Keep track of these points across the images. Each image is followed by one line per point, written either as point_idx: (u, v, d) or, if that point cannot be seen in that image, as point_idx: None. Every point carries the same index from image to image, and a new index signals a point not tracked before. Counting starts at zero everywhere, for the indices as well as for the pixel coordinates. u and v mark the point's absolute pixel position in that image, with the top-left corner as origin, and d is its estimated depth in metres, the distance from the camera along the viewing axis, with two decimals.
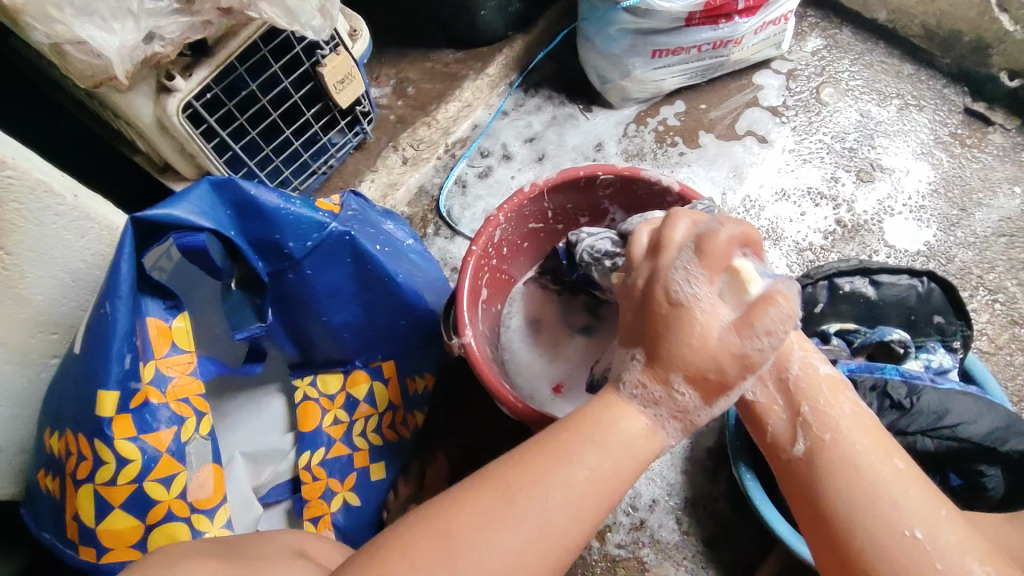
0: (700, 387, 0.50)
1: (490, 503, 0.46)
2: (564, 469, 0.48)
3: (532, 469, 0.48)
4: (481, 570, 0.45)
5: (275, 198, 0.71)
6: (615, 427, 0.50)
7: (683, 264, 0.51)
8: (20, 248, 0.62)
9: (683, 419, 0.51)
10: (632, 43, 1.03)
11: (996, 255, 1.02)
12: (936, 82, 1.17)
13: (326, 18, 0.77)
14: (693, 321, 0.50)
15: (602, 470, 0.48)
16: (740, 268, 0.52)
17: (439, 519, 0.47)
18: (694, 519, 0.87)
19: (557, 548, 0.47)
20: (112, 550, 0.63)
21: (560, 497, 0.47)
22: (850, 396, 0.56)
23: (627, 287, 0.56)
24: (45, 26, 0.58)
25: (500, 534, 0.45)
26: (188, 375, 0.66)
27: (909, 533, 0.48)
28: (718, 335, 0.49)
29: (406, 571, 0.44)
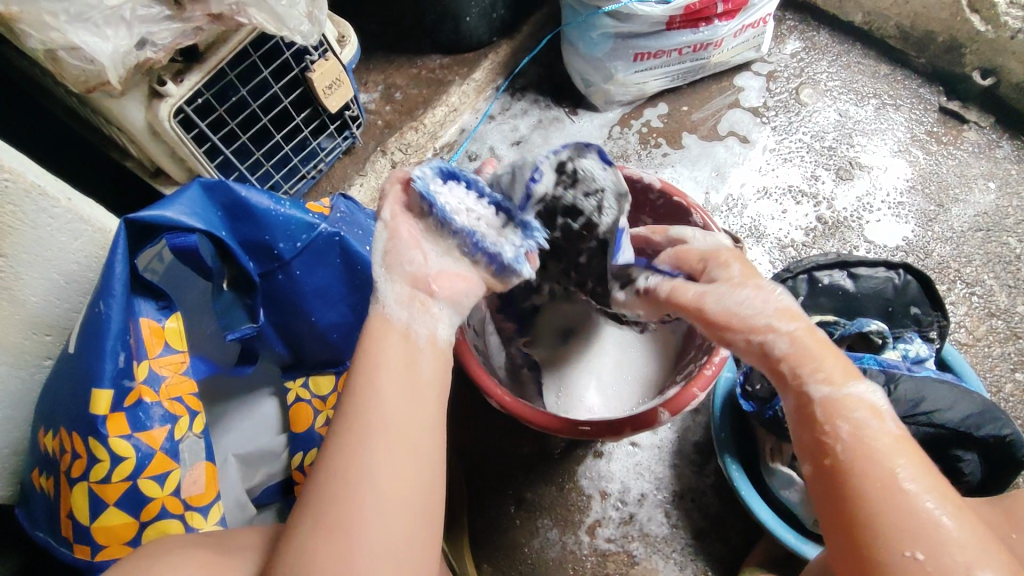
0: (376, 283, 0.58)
1: (346, 445, 0.50)
2: (373, 381, 0.52)
3: (356, 400, 0.52)
4: (373, 488, 0.48)
5: (265, 200, 0.73)
6: (388, 334, 0.55)
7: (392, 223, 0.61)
8: (15, 251, 0.63)
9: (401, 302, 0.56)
10: (614, 47, 1.05)
11: (972, 249, 1.05)
12: (911, 82, 1.20)
13: (315, 23, 0.79)
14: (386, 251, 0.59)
15: (408, 363, 0.54)
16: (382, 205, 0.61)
17: (321, 480, 0.49)
18: (682, 513, 0.89)
19: (420, 438, 0.51)
20: (106, 548, 0.64)
21: (383, 401, 0.51)
22: (873, 408, 0.50)
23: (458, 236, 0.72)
24: (40, 33, 0.60)
25: (380, 445, 0.50)
26: (181, 374, 0.68)
27: (909, 554, 0.44)
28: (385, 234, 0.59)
29: (334, 525, 0.47)
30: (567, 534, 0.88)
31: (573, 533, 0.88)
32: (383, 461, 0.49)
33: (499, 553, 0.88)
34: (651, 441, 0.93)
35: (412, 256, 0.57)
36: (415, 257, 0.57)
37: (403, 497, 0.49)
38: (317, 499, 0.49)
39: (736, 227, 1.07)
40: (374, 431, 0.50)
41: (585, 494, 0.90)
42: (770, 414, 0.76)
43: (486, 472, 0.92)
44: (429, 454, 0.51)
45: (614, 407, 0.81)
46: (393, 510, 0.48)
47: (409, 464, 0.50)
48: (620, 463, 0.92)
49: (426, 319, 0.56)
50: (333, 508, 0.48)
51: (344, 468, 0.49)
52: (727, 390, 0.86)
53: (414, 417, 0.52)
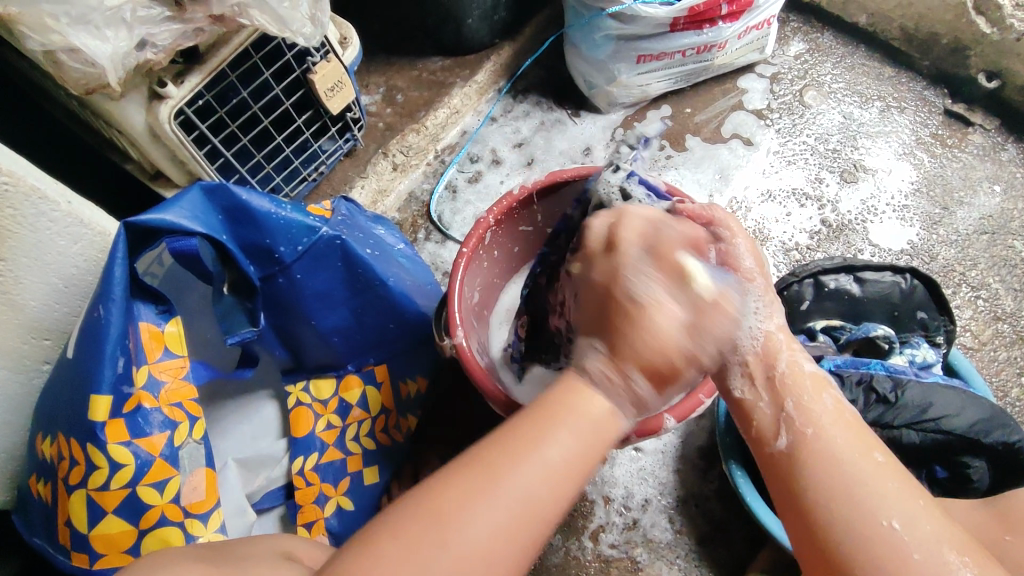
0: (623, 342, 0.52)
1: (476, 486, 0.47)
2: (536, 453, 0.48)
3: (517, 459, 0.48)
4: (467, 543, 0.45)
5: (266, 203, 0.72)
6: (589, 410, 0.51)
7: (641, 266, 0.53)
8: (15, 255, 0.62)
9: (640, 408, 0.52)
10: (618, 49, 1.05)
11: (978, 252, 1.04)
12: (915, 84, 1.19)
13: (319, 25, 0.78)
14: (654, 321, 0.51)
15: (583, 452, 0.50)
16: (689, 268, 0.53)
17: (436, 495, 0.47)
18: (686, 518, 0.88)
19: (541, 522, 0.48)
20: (105, 556, 0.63)
21: (538, 474, 0.48)
22: (832, 393, 0.57)
23: (586, 281, 0.58)
24: (40, 35, 0.60)
25: (498, 511, 0.46)
26: (181, 380, 0.66)
27: (886, 523, 0.49)
28: (673, 328, 0.51)
29: (414, 555, 0.44)
30: (570, 540, 0.87)
31: (576, 539, 0.87)
32: (494, 526, 0.46)
33: None
34: (655, 446, 0.92)
35: (644, 289, 0.52)
36: (645, 285, 0.53)
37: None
38: (413, 522, 0.45)
39: None
40: (506, 489, 0.47)
41: (588, 500, 0.89)
42: None
43: None
44: (535, 537, 0.48)
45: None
46: None
47: (507, 545, 0.46)
48: (623, 468, 0.91)
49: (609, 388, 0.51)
50: (427, 547, 0.44)
51: (461, 503, 0.46)
52: None
53: (546, 503, 0.48)
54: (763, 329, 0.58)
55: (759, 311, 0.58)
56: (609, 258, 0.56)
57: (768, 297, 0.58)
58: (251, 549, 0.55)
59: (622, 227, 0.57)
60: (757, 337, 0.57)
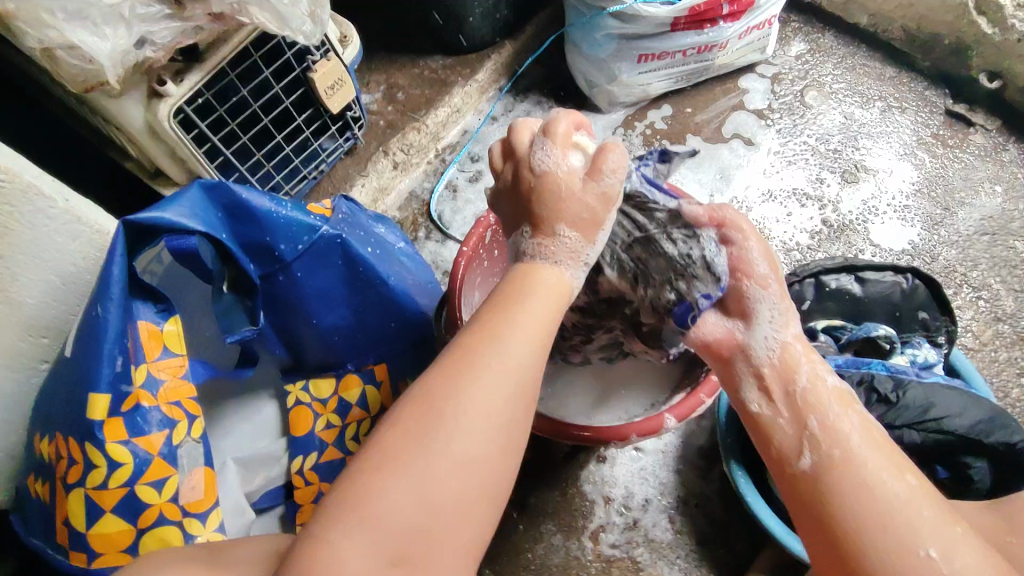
0: (580, 227, 0.58)
1: (457, 363, 0.50)
2: (506, 324, 0.52)
3: (487, 330, 0.52)
4: (463, 417, 0.48)
5: (266, 201, 0.72)
6: (542, 278, 0.56)
7: (538, 146, 0.59)
8: (12, 253, 0.62)
9: (577, 258, 0.58)
10: (619, 48, 1.04)
11: (979, 253, 1.04)
12: (916, 84, 1.19)
13: (318, 23, 0.78)
14: (560, 181, 0.57)
15: (547, 314, 0.54)
16: (580, 142, 0.60)
17: (422, 386, 0.50)
18: (686, 519, 0.88)
19: (529, 389, 0.51)
20: (103, 555, 0.62)
21: (513, 337, 0.51)
22: (858, 410, 0.56)
23: (500, 190, 0.63)
24: (38, 31, 0.59)
25: (486, 381, 0.49)
26: (180, 378, 0.66)
27: (924, 553, 0.48)
28: (577, 185, 0.58)
29: (415, 438, 0.47)
30: (570, 540, 0.87)
31: (576, 539, 0.87)
32: (484, 395, 0.49)
33: (502, 560, 0.86)
34: (655, 446, 0.92)
35: (579, 195, 0.58)
36: (571, 187, 0.57)
37: (481, 446, 0.48)
38: (405, 413, 0.48)
39: None
40: (487, 365, 0.50)
41: (588, 499, 0.89)
42: None
43: None
44: (524, 408, 0.51)
45: (619, 414, 0.80)
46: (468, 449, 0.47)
47: (503, 412, 0.49)
48: (623, 468, 0.91)
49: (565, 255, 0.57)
50: (422, 429, 0.47)
51: (448, 385, 0.49)
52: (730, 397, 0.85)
53: (528, 366, 0.51)
54: (779, 339, 0.61)
55: (774, 321, 0.62)
56: (512, 160, 0.61)
57: (784, 305, 0.62)
58: (250, 547, 0.54)
59: (517, 131, 0.62)
60: (773, 347, 0.61)
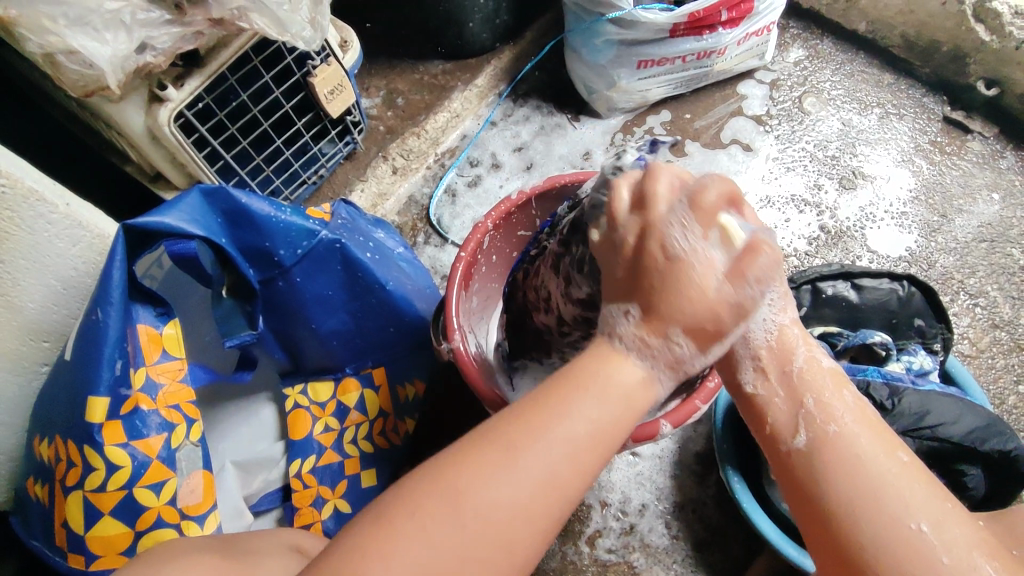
0: (697, 337, 0.49)
1: (492, 457, 0.46)
2: (557, 429, 0.47)
3: (534, 424, 0.47)
4: (479, 518, 0.45)
5: (266, 207, 0.72)
6: (614, 379, 0.49)
7: (678, 219, 0.49)
8: (12, 257, 0.62)
9: (679, 370, 0.50)
10: (618, 53, 1.05)
11: (976, 259, 1.05)
12: (914, 92, 1.20)
13: (317, 29, 0.78)
14: (695, 277, 0.48)
15: (606, 423, 0.48)
16: (727, 225, 0.50)
17: (451, 467, 0.46)
18: (683, 524, 0.88)
19: (570, 489, 0.47)
20: (101, 557, 0.63)
21: (561, 440, 0.47)
22: (852, 391, 0.57)
23: (609, 244, 0.53)
24: (39, 37, 0.60)
25: (513, 485, 0.45)
26: (179, 382, 0.67)
27: (915, 527, 0.49)
28: (716, 284, 0.48)
29: (427, 527, 0.44)
30: (566, 545, 0.87)
31: (573, 544, 0.87)
32: (508, 499, 0.45)
33: None
34: (652, 451, 0.92)
35: (694, 301, 0.48)
36: (702, 278, 0.48)
37: (490, 548, 0.45)
38: (432, 494, 0.45)
39: None
40: (522, 466, 0.46)
41: (585, 504, 0.89)
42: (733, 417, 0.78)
43: None
44: (555, 514, 0.47)
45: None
46: (479, 550, 0.44)
47: (527, 522, 0.46)
48: (620, 473, 0.91)
49: (666, 370, 0.49)
50: (440, 519, 0.44)
51: (474, 475, 0.45)
52: (729, 402, 0.85)
53: (568, 475, 0.47)
54: (777, 321, 0.58)
55: (773, 303, 0.58)
56: (640, 217, 0.51)
57: (782, 286, 0.58)
58: (251, 548, 0.55)
59: (653, 181, 0.51)
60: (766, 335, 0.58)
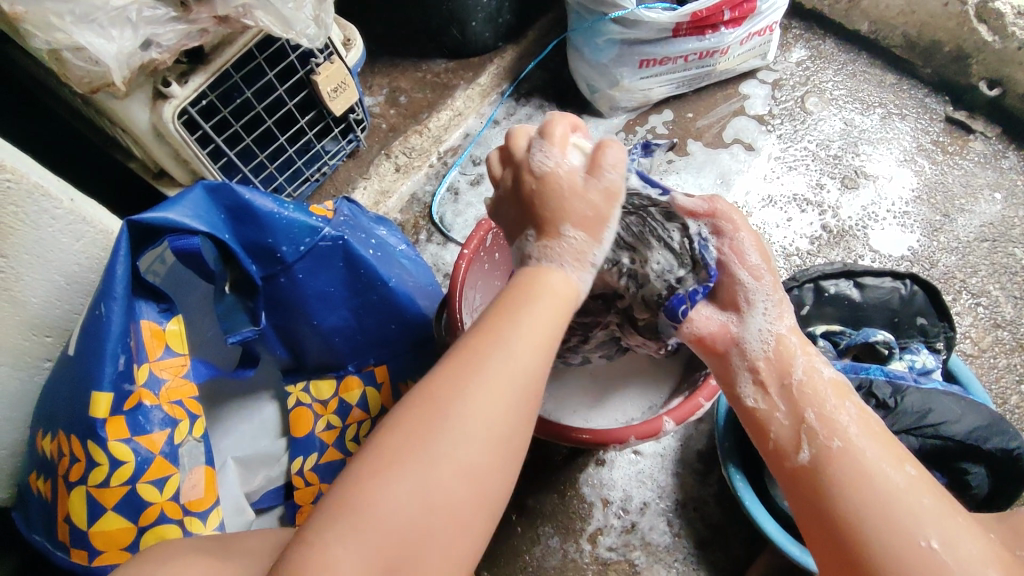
0: (586, 227, 0.56)
1: (458, 366, 0.49)
2: (508, 327, 0.51)
3: (488, 332, 0.51)
4: (462, 423, 0.46)
5: (269, 203, 0.72)
6: (542, 281, 0.54)
7: (539, 149, 0.57)
8: (16, 252, 0.62)
9: (583, 260, 0.56)
10: (621, 53, 1.05)
11: (978, 259, 1.05)
12: (917, 91, 1.20)
13: (321, 27, 0.78)
14: (564, 181, 0.56)
15: (551, 317, 0.53)
16: (575, 145, 0.58)
17: (422, 387, 0.49)
18: (684, 522, 0.88)
19: (535, 388, 0.50)
20: (104, 552, 0.63)
21: (519, 338, 0.50)
22: (854, 401, 0.59)
23: (502, 195, 0.61)
24: (45, 33, 0.60)
25: (486, 384, 0.48)
26: (181, 378, 0.67)
27: (926, 543, 0.49)
28: (581, 183, 0.56)
29: (413, 438, 0.46)
30: (567, 543, 0.87)
31: (574, 542, 0.87)
32: (485, 399, 0.47)
33: (500, 561, 0.86)
34: (654, 450, 0.92)
35: (572, 218, 0.56)
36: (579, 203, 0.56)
37: (478, 449, 0.46)
38: (404, 417, 0.47)
39: None
40: (491, 368, 0.48)
41: (586, 502, 0.89)
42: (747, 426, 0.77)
43: None
44: (529, 406, 0.50)
45: (615, 416, 0.80)
46: (470, 451, 0.46)
47: (508, 419, 0.48)
48: (621, 471, 0.91)
49: (572, 261, 0.56)
50: (425, 428, 0.46)
51: (447, 387, 0.48)
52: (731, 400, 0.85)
53: (534, 367, 0.50)
54: (775, 330, 0.64)
55: (768, 313, 0.65)
56: (511, 166, 0.60)
57: (777, 297, 0.66)
58: (255, 543, 0.55)
59: (515, 137, 0.60)
60: (763, 345, 0.64)
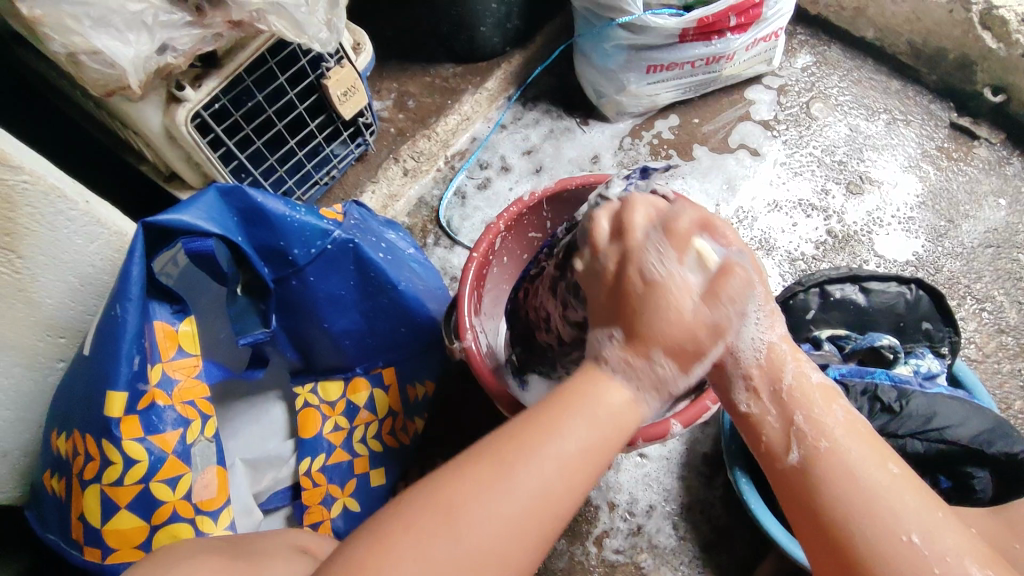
0: (678, 357, 0.52)
1: (486, 473, 0.47)
2: (547, 446, 0.48)
3: (525, 441, 0.49)
4: (470, 537, 0.45)
5: (281, 206, 0.73)
6: (604, 399, 0.51)
7: (654, 244, 0.54)
8: (31, 252, 0.63)
9: (662, 392, 0.52)
10: (627, 58, 1.06)
11: (983, 265, 1.05)
12: (922, 98, 1.21)
13: (333, 31, 0.80)
14: (671, 296, 0.52)
15: (593, 440, 0.50)
16: (701, 249, 0.54)
17: (444, 484, 0.47)
18: (690, 525, 0.89)
19: (555, 514, 0.48)
20: (116, 551, 0.63)
21: (555, 459, 0.48)
22: (842, 403, 0.58)
23: (595, 274, 0.57)
24: (63, 37, 0.61)
25: (505, 505, 0.46)
26: (194, 378, 0.67)
27: (907, 538, 0.50)
28: (691, 305, 0.53)
29: (421, 543, 0.45)
30: (574, 545, 0.88)
31: (581, 544, 0.88)
32: (498, 516, 0.46)
33: None
34: (660, 452, 0.93)
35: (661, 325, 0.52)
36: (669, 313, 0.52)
37: (484, 565, 0.45)
38: (426, 511, 0.46)
39: (746, 239, 1.07)
40: (515, 485, 0.47)
41: (593, 505, 0.90)
42: None
43: None
44: (546, 529, 0.48)
45: None
46: (474, 570, 0.45)
47: (519, 545, 0.46)
48: (628, 474, 0.92)
49: (649, 387, 0.52)
50: (433, 536, 0.45)
51: (464, 495, 0.46)
52: None
53: (560, 491, 0.48)
54: (766, 339, 0.58)
55: (763, 323, 0.58)
56: (619, 246, 0.56)
57: (770, 307, 0.58)
58: (266, 545, 0.55)
59: (630, 210, 0.57)
60: (761, 348, 0.58)
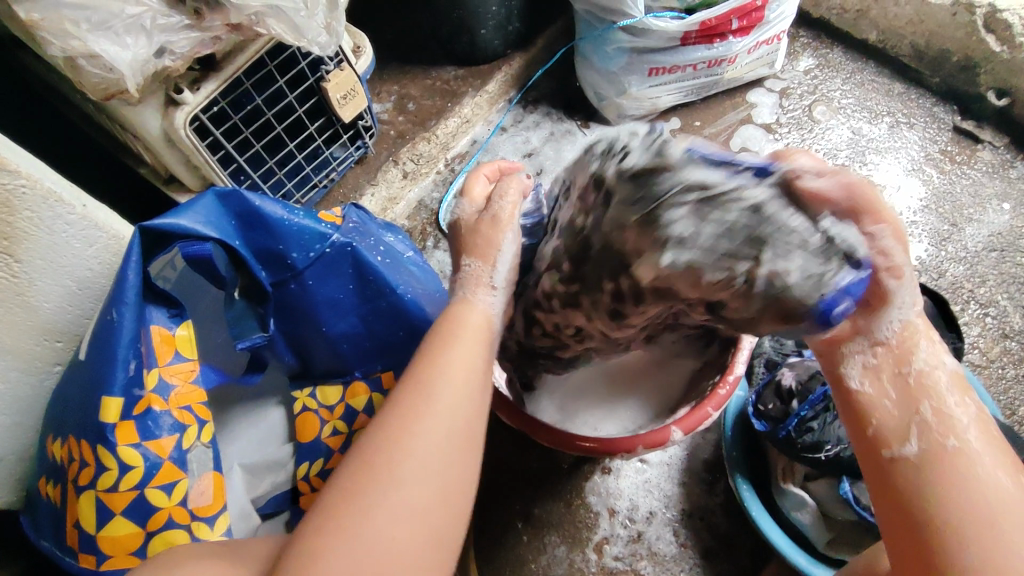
0: (481, 253, 0.64)
1: (385, 422, 0.52)
2: (431, 377, 0.54)
3: (415, 384, 0.54)
4: (400, 473, 0.48)
5: (279, 209, 0.73)
6: (459, 327, 0.59)
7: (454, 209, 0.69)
8: (28, 257, 0.63)
9: (484, 284, 0.63)
10: (629, 61, 1.05)
11: (987, 269, 1.04)
12: (925, 101, 1.20)
13: (333, 35, 0.79)
14: (463, 223, 0.66)
15: (468, 358, 0.57)
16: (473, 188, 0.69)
17: (356, 450, 0.51)
18: (691, 532, 0.88)
19: (464, 425, 0.53)
20: (112, 558, 0.63)
21: (443, 383, 0.54)
22: (973, 400, 0.54)
23: None
24: (62, 41, 0.60)
25: (417, 434, 0.50)
26: (191, 383, 0.67)
27: None
28: (477, 216, 0.66)
29: (354, 500, 0.47)
30: (574, 552, 0.87)
31: (580, 551, 0.87)
32: (415, 445, 0.50)
33: (506, 569, 0.86)
34: (660, 458, 0.92)
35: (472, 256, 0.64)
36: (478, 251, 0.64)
37: (423, 490, 0.48)
38: (347, 473, 0.49)
39: None
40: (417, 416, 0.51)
41: (593, 511, 0.89)
42: (784, 435, 0.75)
43: (490, 485, 0.91)
44: (463, 441, 0.52)
45: (623, 424, 0.81)
46: (414, 497, 0.48)
47: (445, 462, 0.50)
48: (628, 480, 0.91)
49: (478, 283, 0.63)
50: (362, 486, 0.48)
51: (376, 446, 0.50)
52: (737, 412, 0.85)
53: (461, 407, 0.53)
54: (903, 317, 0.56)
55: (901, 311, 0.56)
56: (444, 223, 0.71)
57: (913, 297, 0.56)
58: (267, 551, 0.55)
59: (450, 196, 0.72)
60: (894, 327, 0.56)
